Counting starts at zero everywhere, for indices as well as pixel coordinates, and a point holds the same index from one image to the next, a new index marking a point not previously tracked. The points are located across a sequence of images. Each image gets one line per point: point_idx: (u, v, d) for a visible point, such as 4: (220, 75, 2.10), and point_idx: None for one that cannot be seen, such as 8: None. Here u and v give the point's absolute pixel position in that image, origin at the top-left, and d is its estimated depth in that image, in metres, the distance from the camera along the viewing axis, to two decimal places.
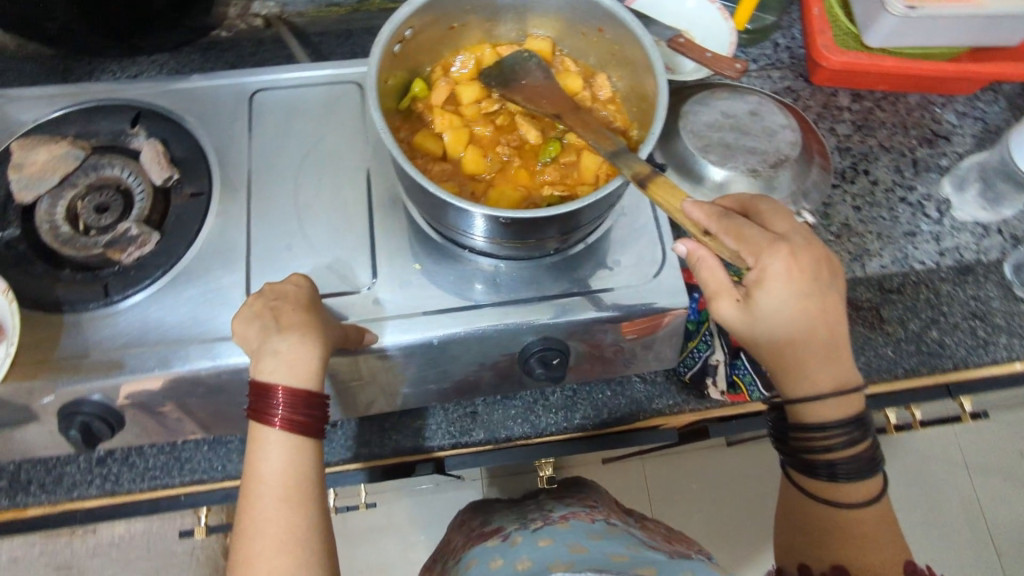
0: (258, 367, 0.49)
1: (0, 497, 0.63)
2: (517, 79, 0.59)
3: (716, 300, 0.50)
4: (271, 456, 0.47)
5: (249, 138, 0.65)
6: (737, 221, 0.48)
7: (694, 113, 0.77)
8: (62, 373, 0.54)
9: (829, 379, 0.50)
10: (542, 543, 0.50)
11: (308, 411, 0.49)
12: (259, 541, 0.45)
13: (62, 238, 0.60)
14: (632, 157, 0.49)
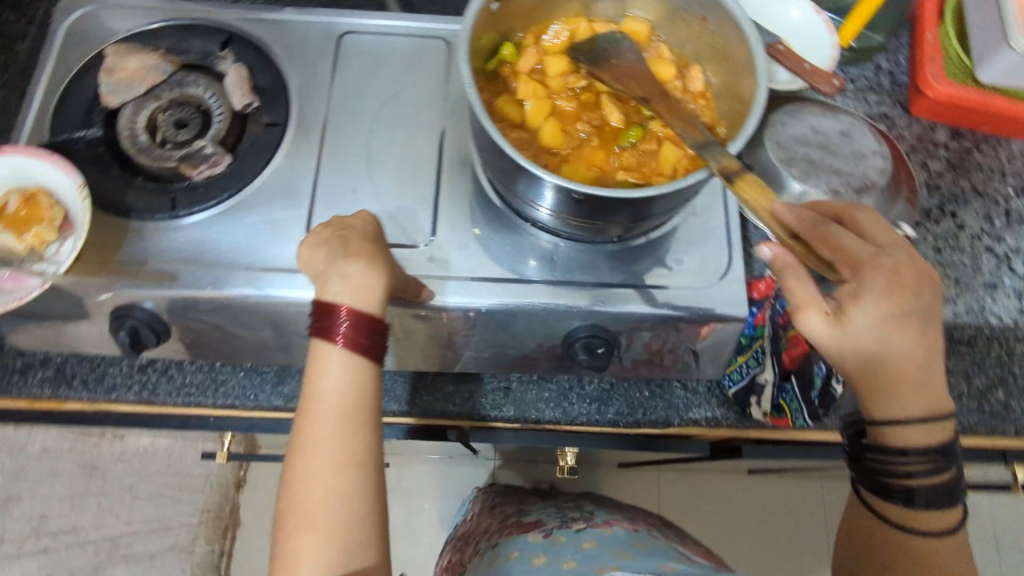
0: (325, 288, 0.49)
1: (44, 386, 0.65)
2: (610, 56, 0.57)
3: (804, 311, 0.47)
4: (332, 376, 0.47)
5: (331, 79, 0.65)
6: (834, 230, 0.47)
7: (782, 124, 0.73)
8: (120, 276, 0.56)
9: (919, 404, 0.48)
10: (585, 545, 0.60)
11: (369, 335, 0.48)
12: (315, 458, 0.46)
13: (139, 146, 0.61)
14: (721, 150, 0.48)
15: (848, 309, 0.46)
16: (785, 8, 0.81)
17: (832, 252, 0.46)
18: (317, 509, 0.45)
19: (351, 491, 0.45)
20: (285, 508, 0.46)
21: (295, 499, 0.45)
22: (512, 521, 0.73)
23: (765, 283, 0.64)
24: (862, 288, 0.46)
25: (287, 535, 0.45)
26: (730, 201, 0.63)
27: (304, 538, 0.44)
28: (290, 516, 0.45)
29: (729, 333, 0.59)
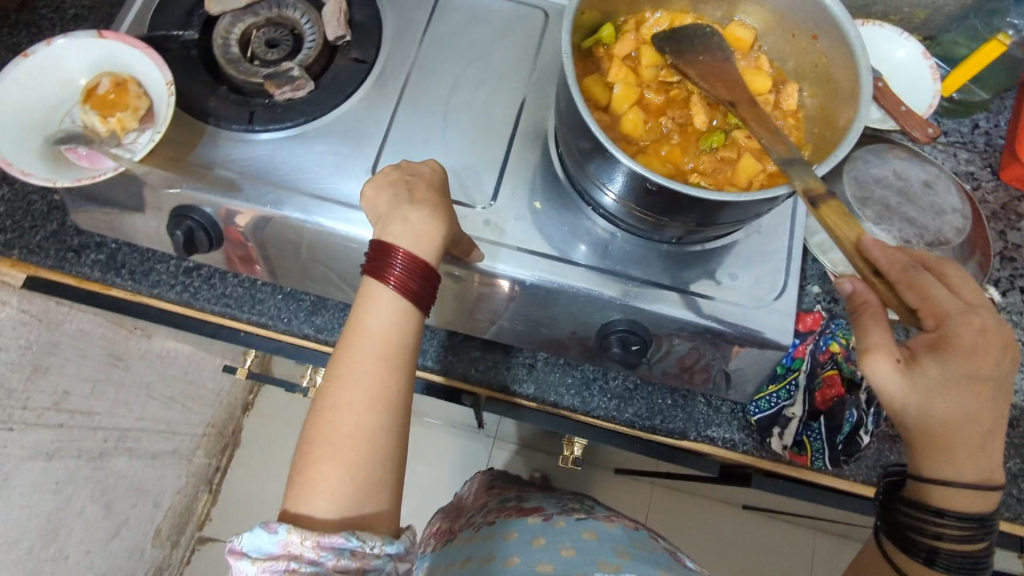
0: (386, 229, 0.50)
1: (95, 268, 0.67)
2: (700, 53, 0.55)
3: (875, 355, 0.47)
4: (379, 315, 0.48)
5: (425, 27, 0.65)
6: (925, 279, 0.46)
7: (865, 163, 0.71)
8: (188, 176, 0.57)
9: (970, 470, 0.47)
10: (585, 535, 0.61)
11: (422, 282, 0.49)
12: (349, 391, 0.46)
13: (229, 57, 0.61)
14: (806, 170, 0.46)
15: (921, 361, 0.46)
16: (891, 46, 0.78)
17: (918, 300, 0.46)
18: (343, 441, 0.45)
19: (378, 430, 0.46)
20: (309, 435, 0.46)
21: (322, 427, 0.45)
22: (511, 502, 0.72)
23: (813, 318, 0.66)
24: (942, 344, 0.46)
25: (307, 461, 0.45)
26: (797, 227, 0.61)
27: (325, 467, 0.45)
28: (314, 443, 0.45)
29: (768, 358, 0.58)
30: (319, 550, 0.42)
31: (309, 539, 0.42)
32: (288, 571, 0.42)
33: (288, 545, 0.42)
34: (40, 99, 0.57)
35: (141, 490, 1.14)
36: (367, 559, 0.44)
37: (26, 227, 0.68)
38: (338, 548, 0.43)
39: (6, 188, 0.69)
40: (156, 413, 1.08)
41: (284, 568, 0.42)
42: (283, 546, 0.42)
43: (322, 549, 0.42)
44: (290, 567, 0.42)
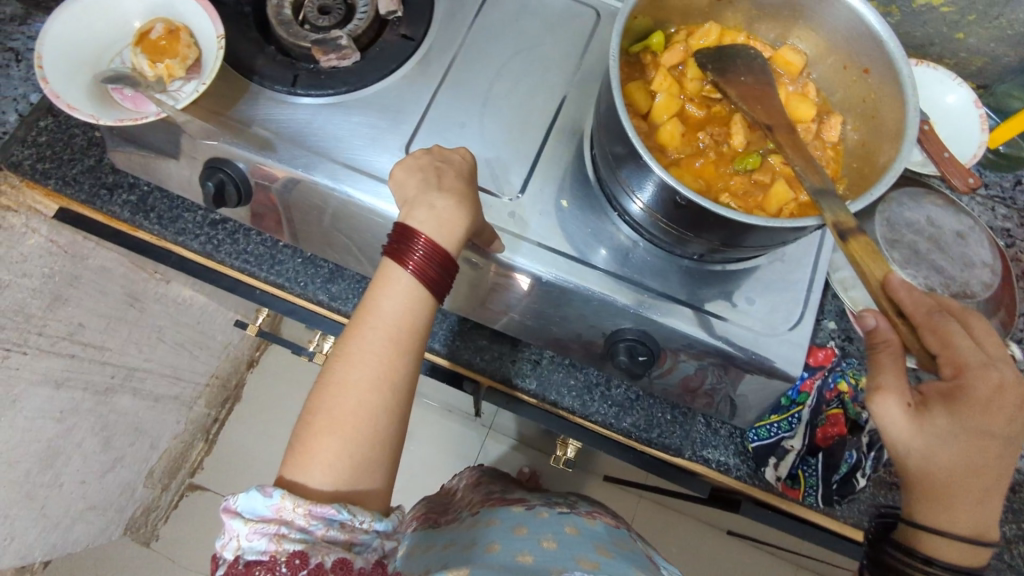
0: (409, 214, 0.50)
1: (125, 208, 0.68)
2: (740, 74, 0.55)
3: (885, 394, 0.46)
4: (394, 298, 0.48)
5: (477, 13, 0.65)
6: (950, 327, 0.45)
7: (898, 205, 0.71)
8: (226, 130, 0.58)
9: (965, 523, 0.47)
10: (566, 529, 0.62)
11: (440, 270, 0.49)
12: (357, 369, 0.46)
13: (281, 18, 0.62)
14: (839, 204, 0.46)
15: (931, 408, 0.46)
16: (941, 92, 0.77)
17: (939, 346, 0.45)
18: (345, 417, 0.45)
19: (380, 411, 0.46)
20: (312, 406, 0.46)
21: (325, 400, 0.46)
22: (497, 495, 0.74)
23: (825, 354, 0.64)
24: (956, 393, 0.45)
25: (308, 432, 0.45)
26: (821, 259, 0.61)
27: (325, 439, 0.45)
28: (316, 415, 0.46)
29: (773, 387, 0.58)
30: (309, 519, 0.43)
31: (302, 507, 0.43)
32: (278, 535, 0.43)
33: (280, 510, 0.43)
34: (94, 37, 0.58)
35: (142, 431, 1.17)
36: (355, 532, 0.45)
37: (65, 159, 0.69)
38: (327, 519, 0.44)
39: (50, 119, 0.70)
40: (165, 357, 1.11)
41: (274, 532, 0.43)
42: (275, 511, 0.43)
43: (313, 517, 0.43)
44: (280, 532, 0.43)
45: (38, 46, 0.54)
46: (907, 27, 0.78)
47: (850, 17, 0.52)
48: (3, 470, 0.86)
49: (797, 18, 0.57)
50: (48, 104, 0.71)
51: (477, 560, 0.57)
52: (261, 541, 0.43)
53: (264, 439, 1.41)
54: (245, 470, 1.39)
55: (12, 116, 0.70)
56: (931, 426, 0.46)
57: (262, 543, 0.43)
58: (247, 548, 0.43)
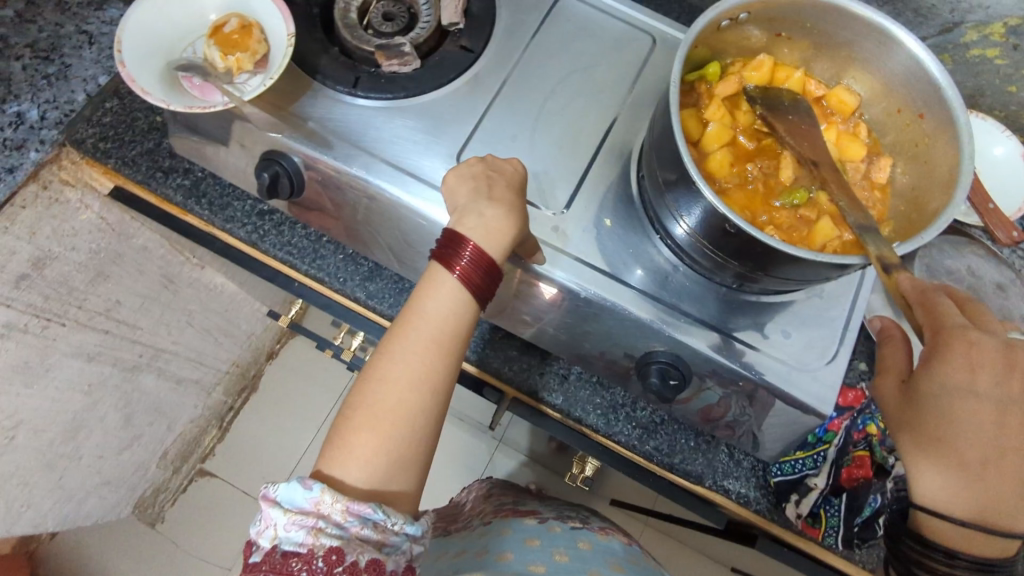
0: (461, 221, 0.52)
1: (178, 192, 0.71)
2: (790, 112, 0.57)
3: (882, 376, 0.52)
4: (439, 301, 0.49)
5: (536, 31, 0.67)
6: (934, 296, 0.47)
7: (941, 252, 0.71)
8: (286, 125, 0.59)
9: (970, 501, 0.46)
10: (580, 544, 0.63)
11: (485, 277, 0.50)
12: (399, 368, 0.47)
13: (347, 22, 0.64)
14: (884, 243, 0.47)
15: (917, 377, 0.48)
16: (989, 143, 0.77)
17: (923, 317, 0.47)
18: (384, 415, 0.46)
19: (418, 411, 0.47)
20: (352, 402, 0.47)
21: (366, 397, 0.47)
22: (509, 506, 0.74)
23: (854, 395, 0.65)
24: (939, 355, 0.47)
25: (347, 427, 0.46)
26: (860, 300, 0.60)
27: (363, 435, 0.46)
28: (356, 410, 0.47)
29: (801, 423, 0.58)
30: (346, 515, 0.44)
31: (340, 502, 0.44)
32: (315, 529, 0.43)
33: (319, 504, 0.44)
34: (172, 25, 0.60)
35: (161, 412, 1.18)
36: (387, 533, 0.45)
37: (126, 140, 0.72)
38: (363, 517, 0.44)
39: (116, 101, 0.73)
40: (191, 341, 1.12)
41: (312, 525, 0.43)
42: (314, 504, 0.44)
43: (350, 515, 0.44)
44: (318, 525, 0.43)
45: (119, 31, 0.57)
46: (958, 77, 0.78)
47: (910, 62, 0.53)
48: (28, 437, 0.88)
49: (855, 60, 0.57)
50: (115, 86, 0.74)
51: (493, 568, 0.57)
52: (299, 532, 0.43)
53: (277, 431, 1.42)
54: (256, 460, 1.41)
55: (80, 95, 0.73)
56: (918, 396, 0.48)
57: (300, 535, 0.43)
58: (284, 539, 0.44)
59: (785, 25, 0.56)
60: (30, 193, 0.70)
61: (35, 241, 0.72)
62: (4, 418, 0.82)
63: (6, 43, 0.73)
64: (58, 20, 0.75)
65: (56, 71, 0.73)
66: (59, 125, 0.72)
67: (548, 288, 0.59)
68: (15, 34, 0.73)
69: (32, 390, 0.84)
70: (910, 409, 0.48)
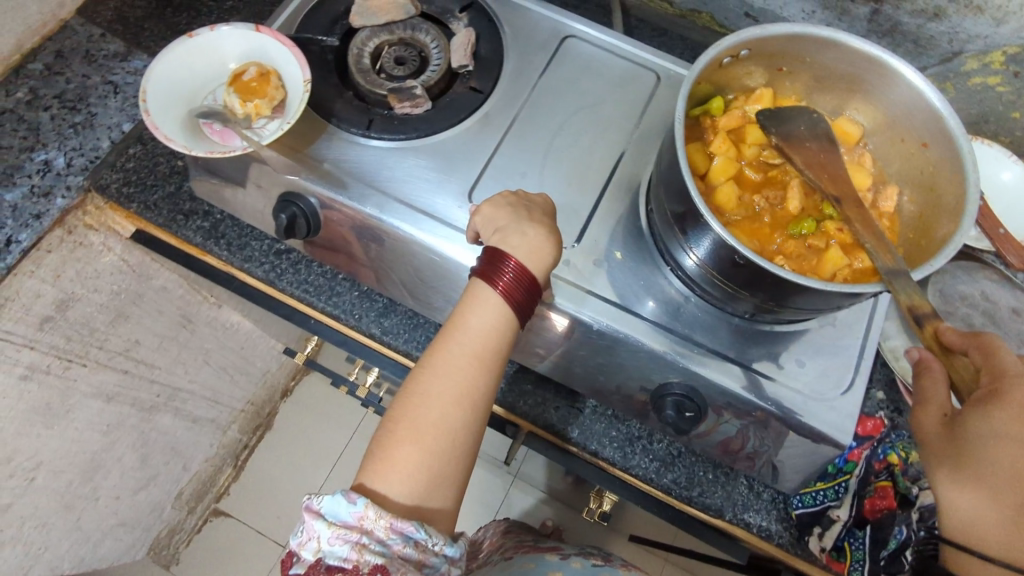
0: (503, 240, 0.53)
1: (199, 234, 0.73)
2: (805, 135, 0.56)
3: (920, 407, 0.50)
4: (482, 317, 0.51)
5: (543, 71, 0.69)
6: (994, 342, 0.47)
7: (953, 278, 0.71)
8: (303, 167, 0.61)
9: (1000, 540, 0.44)
10: None
11: (525, 296, 0.52)
12: (442, 383, 0.50)
13: (361, 67, 0.66)
14: (908, 284, 0.47)
15: (966, 417, 0.46)
16: (996, 167, 0.77)
17: (981, 359, 0.47)
18: (427, 429, 0.49)
19: (460, 426, 0.49)
20: (397, 414, 0.50)
21: (410, 411, 0.49)
22: (528, 544, 0.76)
23: (874, 423, 0.64)
24: (994, 401, 0.45)
25: (390, 440, 0.49)
26: (874, 329, 0.60)
27: (407, 448, 0.48)
28: (400, 424, 0.49)
29: (820, 453, 0.57)
30: (389, 532, 0.46)
31: (384, 519, 0.46)
32: (359, 544, 0.45)
33: (363, 519, 0.46)
34: (193, 75, 0.63)
35: (177, 451, 1.19)
36: (427, 553, 0.47)
37: (148, 185, 0.74)
38: (405, 535, 0.46)
39: (138, 147, 0.76)
40: (207, 380, 1.13)
41: (355, 540, 0.46)
42: (357, 519, 0.46)
43: (393, 531, 0.46)
44: (361, 541, 0.46)
45: (144, 83, 0.60)
46: (961, 105, 0.79)
47: (912, 93, 0.54)
48: (48, 477, 0.89)
49: (856, 91, 0.58)
50: (138, 133, 0.77)
51: None
52: (343, 547, 0.45)
53: (290, 469, 1.42)
54: (272, 498, 1.41)
55: (105, 142, 0.76)
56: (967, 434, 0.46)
57: (344, 549, 0.45)
58: (329, 553, 0.46)
59: (785, 59, 0.57)
60: (55, 238, 0.73)
61: (59, 284, 0.74)
62: (25, 460, 0.83)
63: (35, 94, 0.76)
64: (86, 71, 0.78)
65: (82, 119, 0.76)
66: (84, 171, 0.75)
67: (561, 319, 0.59)
68: (45, 85, 0.76)
69: (52, 431, 0.85)
70: (955, 449, 0.47)
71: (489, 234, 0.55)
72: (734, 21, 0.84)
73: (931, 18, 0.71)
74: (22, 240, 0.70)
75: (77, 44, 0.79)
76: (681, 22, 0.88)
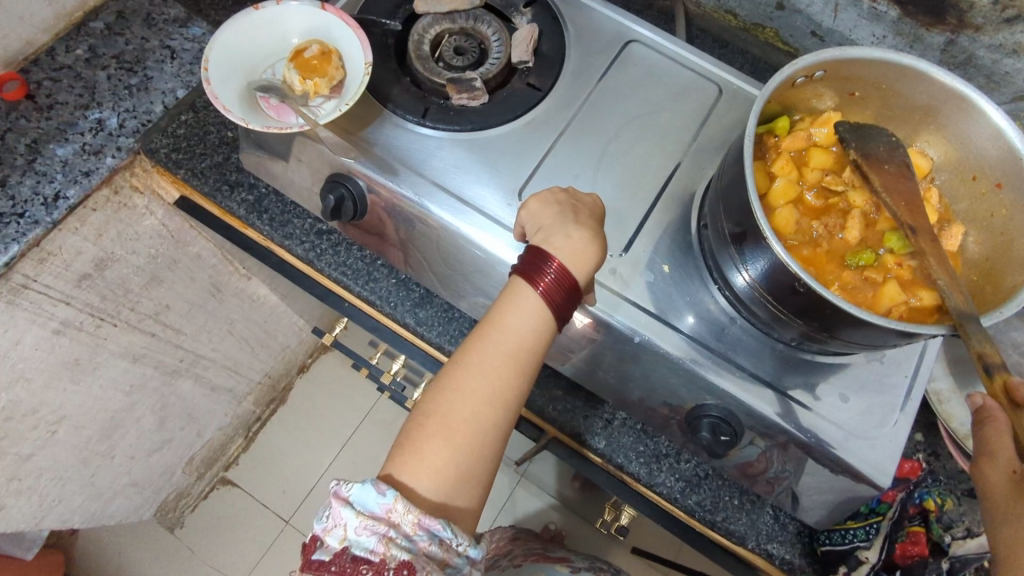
0: (547, 240, 0.52)
1: (243, 206, 0.73)
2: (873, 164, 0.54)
3: (984, 459, 0.48)
4: (521, 316, 0.50)
5: (603, 73, 0.68)
6: None
7: (1007, 324, 0.68)
8: (355, 149, 0.61)
9: None
10: None
11: (566, 299, 0.51)
12: (476, 380, 0.49)
13: (420, 53, 0.65)
14: (977, 327, 0.45)
15: None
16: None
17: None
18: (457, 426, 0.48)
19: (491, 426, 0.48)
20: (427, 408, 0.49)
21: (441, 406, 0.48)
22: (537, 552, 0.77)
23: (910, 465, 0.62)
24: None
25: (420, 434, 0.48)
26: (923, 368, 0.58)
27: (436, 444, 0.47)
28: (430, 418, 0.48)
29: (856, 491, 0.56)
30: (417, 528, 0.45)
31: (412, 514, 0.45)
32: (387, 538, 0.45)
33: (391, 511, 0.45)
34: (254, 47, 0.62)
35: (194, 417, 1.20)
36: (450, 553, 0.47)
37: (197, 153, 0.74)
38: (431, 532, 0.46)
39: (191, 114, 0.76)
40: (229, 350, 1.13)
41: (383, 533, 0.45)
42: (386, 511, 0.45)
43: (420, 528, 0.45)
44: (389, 534, 0.45)
45: (207, 51, 0.60)
46: None
47: (993, 131, 0.52)
48: (69, 432, 0.90)
49: (931, 122, 0.56)
50: (191, 101, 0.77)
51: None
52: (370, 538, 0.45)
53: (301, 445, 1.43)
54: (279, 473, 1.41)
55: (158, 107, 0.76)
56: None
57: (372, 541, 0.45)
58: (355, 542, 0.45)
59: (860, 84, 0.55)
60: (101, 197, 0.73)
61: (100, 242, 0.75)
62: (49, 412, 0.84)
63: (94, 53, 0.76)
64: (144, 34, 0.79)
65: (138, 82, 0.77)
66: (135, 133, 0.75)
67: (581, 317, 0.59)
68: (104, 45, 0.77)
69: (78, 386, 0.86)
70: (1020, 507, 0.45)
71: (531, 234, 0.54)
72: (799, 40, 0.82)
73: (1009, 54, 0.68)
74: (69, 196, 0.70)
75: (139, 7, 0.80)
76: (743, 35, 0.86)
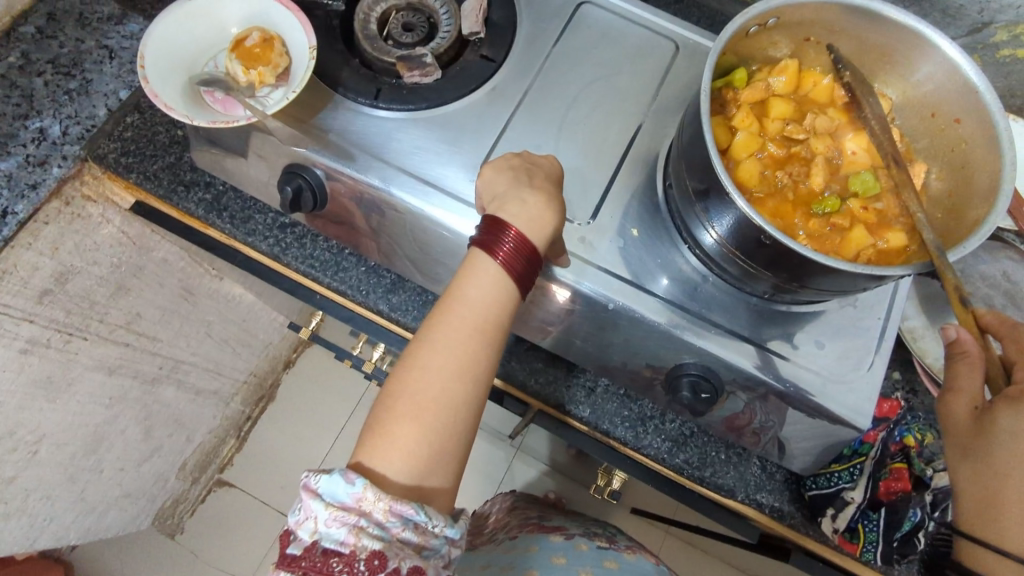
0: (501, 206, 0.51)
1: (200, 206, 0.71)
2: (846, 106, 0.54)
3: (952, 396, 0.50)
4: (482, 287, 0.49)
5: (557, 39, 0.66)
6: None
7: (975, 259, 0.69)
8: (308, 137, 0.59)
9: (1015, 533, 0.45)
10: (607, 564, 0.68)
11: (525, 265, 0.50)
12: (442, 356, 0.48)
13: (367, 33, 0.63)
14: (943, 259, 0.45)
15: (998, 413, 0.47)
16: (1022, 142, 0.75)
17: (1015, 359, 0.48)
18: (427, 404, 0.47)
19: (461, 401, 0.48)
20: (395, 390, 0.48)
21: (409, 386, 0.48)
22: (534, 521, 0.78)
23: (889, 405, 0.62)
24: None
25: (389, 418, 0.47)
26: (896, 308, 0.58)
27: (405, 424, 0.47)
28: (398, 399, 0.47)
29: (836, 434, 0.56)
30: (389, 515, 0.45)
31: (383, 501, 0.45)
32: (357, 527, 0.44)
33: (361, 500, 0.45)
34: (193, 39, 0.60)
35: (181, 422, 1.18)
36: (428, 536, 0.47)
37: (148, 155, 0.73)
38: (405, 517, 0.45)
39: (136, 115, 0.74)
40: (209, 352, 1.11)
41: (353, 523, 0.44)
42: (356, 500, 0.45)
43: (392, 514, 0.45)
44: (359, 524, 0.44)
45: (141, 48, 0.57)
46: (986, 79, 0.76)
47: (948, 66, 0.51)
48: (51, 450, 0.88)
49: (888, 63, 0.56)
50: (137, 102, 0.75)
51: None
52: (340, 530, 0.44)
53: (293, 440, 1.42)
54: (274, 469, 1.41)
55: (101, 111, 0.74)
56: (996, 430, 0.47)
57: (341, 532, 0.44)
58: (325, 535, 0.45)
59: (814, 28, 0.55)
60: (52, 209, 0.71)
61: (57, 256, 0.73)
62: (28, 433, 0.82)
63: (28, 59, 0.73)
64: (79, 36, 0.75)
65: (77, 86, 0.74)
66: (80, 140, 0.73)
67: (562, 292, 0.58)
68: (37, 50, 0.74)
69: (55, 404, 0.84)
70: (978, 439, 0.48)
71: (488, 203, 0.53)
72: None
73: None
74: (18, 211, 0.68)
75: (70, 7, 0.76)
76: None
